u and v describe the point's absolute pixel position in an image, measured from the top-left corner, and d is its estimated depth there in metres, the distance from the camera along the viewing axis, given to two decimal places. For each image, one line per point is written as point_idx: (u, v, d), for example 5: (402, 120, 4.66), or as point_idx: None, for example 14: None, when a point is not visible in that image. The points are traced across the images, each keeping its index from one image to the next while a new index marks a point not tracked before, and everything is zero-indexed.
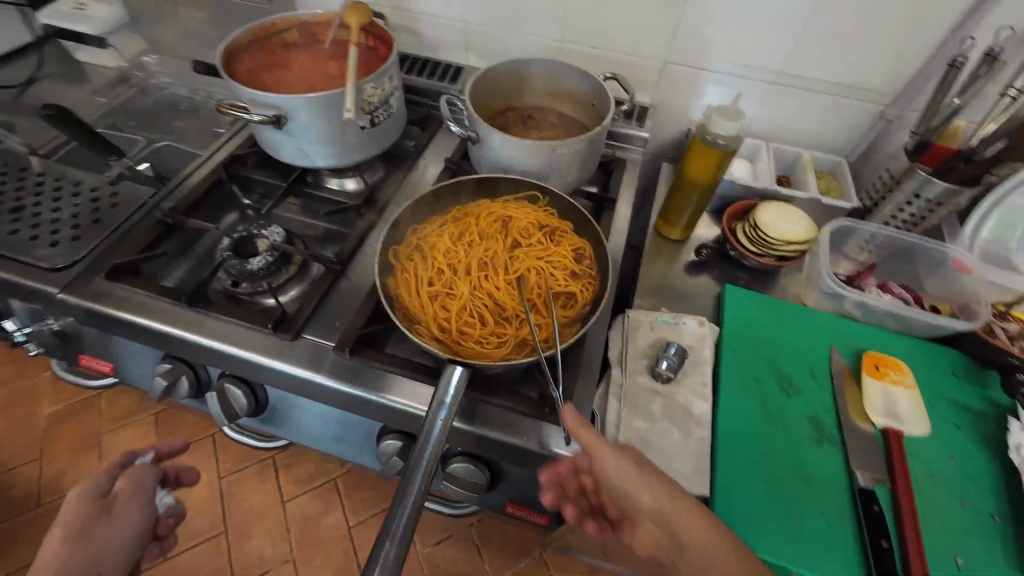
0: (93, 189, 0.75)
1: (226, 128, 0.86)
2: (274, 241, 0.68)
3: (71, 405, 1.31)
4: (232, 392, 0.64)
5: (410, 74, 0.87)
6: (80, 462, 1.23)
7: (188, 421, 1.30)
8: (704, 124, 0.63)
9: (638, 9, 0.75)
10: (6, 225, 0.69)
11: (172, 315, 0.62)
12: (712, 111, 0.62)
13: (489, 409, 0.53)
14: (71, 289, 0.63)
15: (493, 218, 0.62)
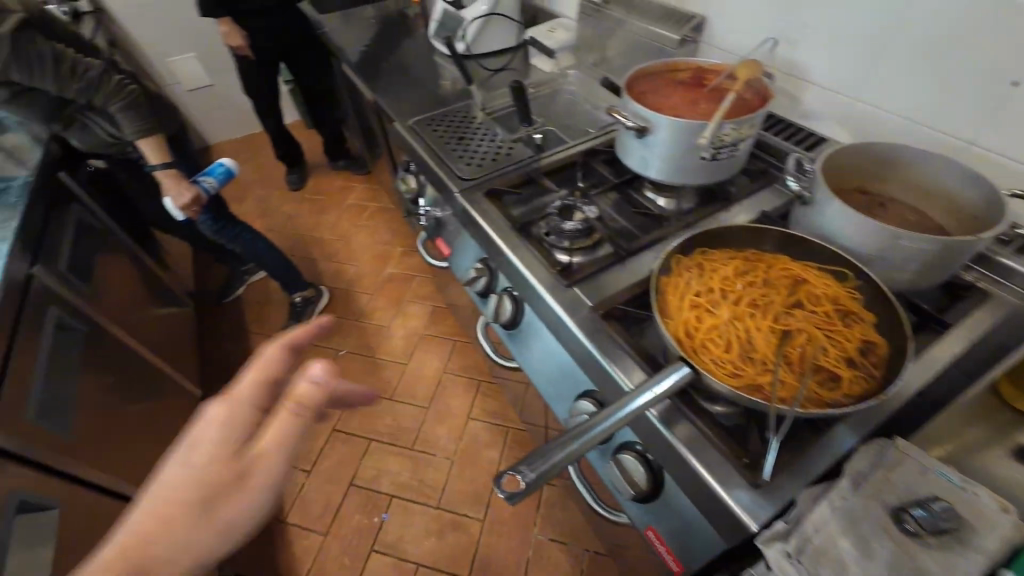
0: (501, 139, 1.08)
1: (596, 129, 1.10)
2: (588, 216, 0.86)
3: (402, 275, 1.93)
4: (504, 303, 0.86)
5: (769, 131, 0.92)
6: (388, 309, 1.80)
7: (448, 324, 1.74)
8: None
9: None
10: (452, 145, 1.08)
11: (502, 232, 0.86)
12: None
13: (688, 426, 0.57)
14: (462, 192, 0.95)
15: (786, 273, 0.62)
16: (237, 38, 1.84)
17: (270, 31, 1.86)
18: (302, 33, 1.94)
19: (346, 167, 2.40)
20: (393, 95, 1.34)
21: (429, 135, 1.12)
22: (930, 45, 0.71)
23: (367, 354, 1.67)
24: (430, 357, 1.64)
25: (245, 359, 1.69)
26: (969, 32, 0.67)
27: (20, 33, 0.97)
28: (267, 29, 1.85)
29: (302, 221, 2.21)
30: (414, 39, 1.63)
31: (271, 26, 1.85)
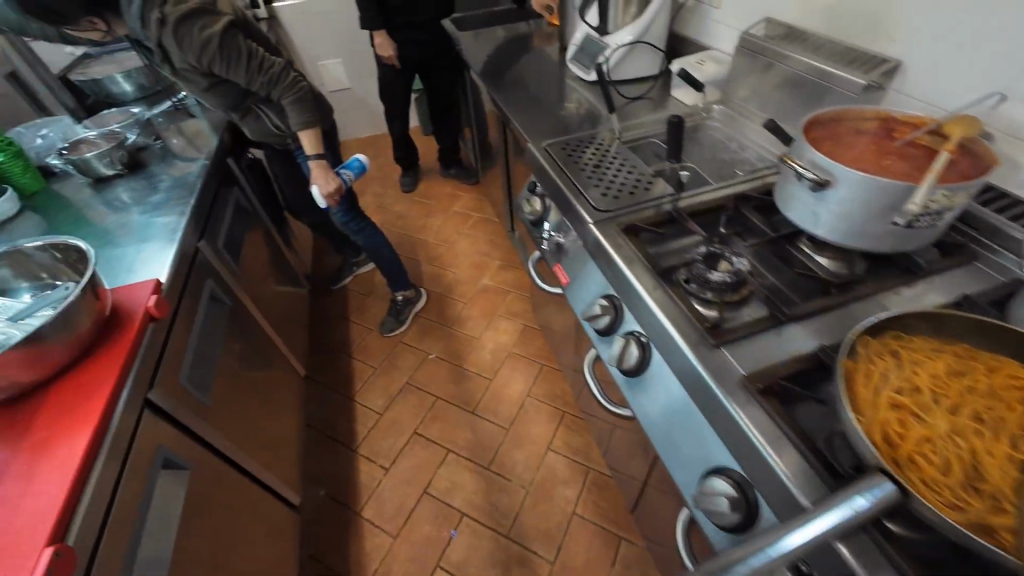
0: (640, 171, 1.03)
1: (746, 172, 1.02)
2: (738, 268, 0.77)
3: (497, 288, 1.94)
4: (629, 348, 0.80)
5: (981, 203, 0.79)
6: (480, 320, 1.82)
7: (537, 345, 1.71)
8: None
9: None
10: (589, 173, 1.05)
11: (640, 273, 0.81)
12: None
13: (884, 559, 0.45)
14: (597, 225, 0.91)
15: (1018, 384, 0.50)
16: (386, 47, 1.99)
17: (416, 44, 2.00)
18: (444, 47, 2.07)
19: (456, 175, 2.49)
20: (527, 116, 1.35)
21: (564, 161, 1.11)
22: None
23: (454, 362, 1.68)
24: (516, 377, 1.61)
25: (344, 346, 1.78)
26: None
27: (227, 34, 1.10)
28: (413, 42, 1.99)
29: (410, 222, 2.32)
30: (549, 62, 1.65)
31: (417, 40, 1.99)
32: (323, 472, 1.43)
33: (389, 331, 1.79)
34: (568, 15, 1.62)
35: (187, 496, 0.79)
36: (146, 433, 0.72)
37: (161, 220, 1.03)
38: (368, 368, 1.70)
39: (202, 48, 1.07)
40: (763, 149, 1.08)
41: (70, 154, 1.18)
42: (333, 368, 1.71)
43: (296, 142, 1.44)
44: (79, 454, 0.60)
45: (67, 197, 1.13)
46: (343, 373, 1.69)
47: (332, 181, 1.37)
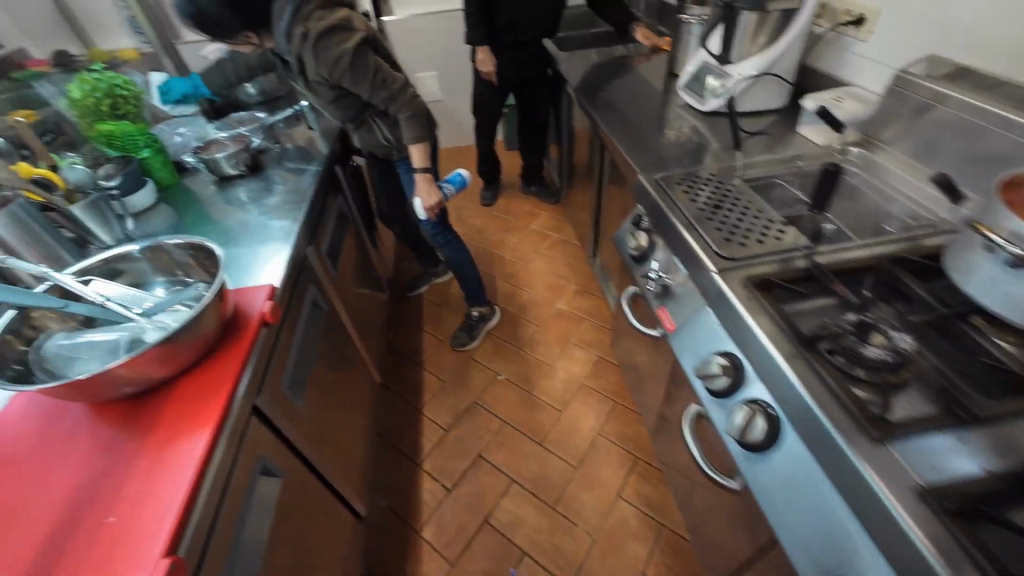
0: (770, 215, 0.94)
1: (898, 229, 0.92)
2: (900, 346, 0.68)
3: (571, 313, 1.88)
4: (755, 419, 0.72)
5: None
6: (552, 345, 1.77)
7: (611, 379, 1.63)
8: None
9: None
10: (708, 213, 0.98)
11: (775, 337, 0.72)
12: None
13: None
14: (721, 274, 0.84)
15: None
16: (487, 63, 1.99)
17: (515, 63, 2.02)
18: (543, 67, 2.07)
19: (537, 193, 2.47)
20: (634, 145, 1.30)
21: (679, 198, 1.04)
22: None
23: (524, 386, 1.64)
24: (588, 411, 1.54)
25: (415, 354, 1.80)
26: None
27: (359, 50, 1.16)
28: (513, 61, 2.01)
29: (487, 236, 2.32)
30: (655, 88, 1.59)
31: (518, 59, 2.00)
32: (387, 481, 1.43)
33: (461, 345, 1.78)
34: (681, 41, 1.56)
35: (279, 503, 0.79)
36: (251, 440, 0.73)
37: (277, 223, 1.07)
38: (437, 381, 1.69)
39: (335, 63, 1.14)
40: (914, 203, 0.96)
41: (202, 153, 1.26)
42: (404, 376, 1.73)
43: (400, 154, 1.49)
44: (200, 457, 0.61)
45: (195, 192, 1.22)
46: (413, 382, 1.70)
47: (433, 195, 1.45)
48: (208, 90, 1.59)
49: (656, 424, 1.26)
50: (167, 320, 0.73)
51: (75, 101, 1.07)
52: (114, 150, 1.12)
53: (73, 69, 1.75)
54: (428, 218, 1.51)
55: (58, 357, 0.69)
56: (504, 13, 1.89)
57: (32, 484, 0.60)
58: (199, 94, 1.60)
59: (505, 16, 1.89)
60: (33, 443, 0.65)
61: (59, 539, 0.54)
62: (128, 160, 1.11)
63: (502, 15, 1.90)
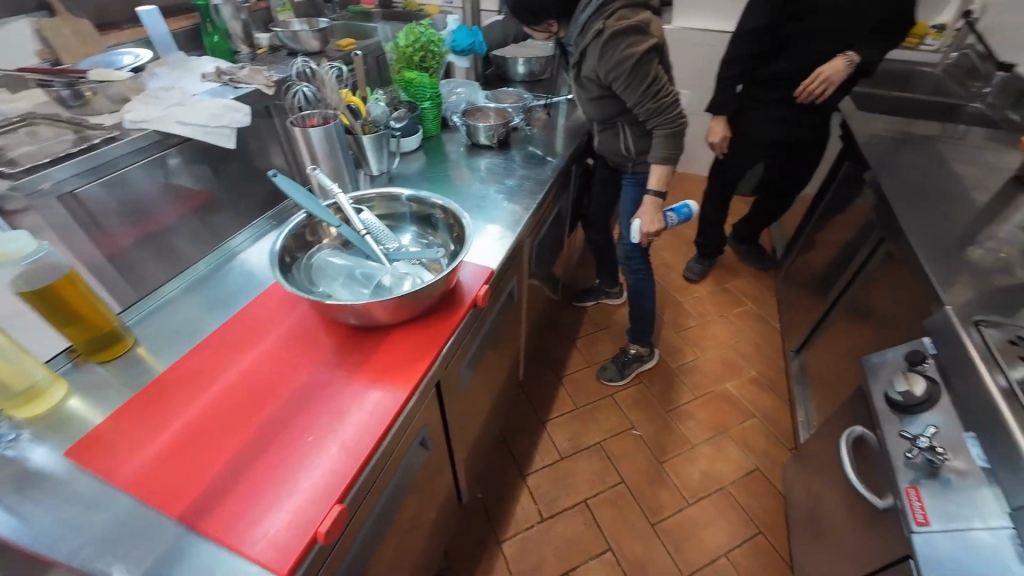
0: None
1: None
2: None
3: (738, 400, 1.62)
4: None
5: None
6: (704, 427, 1.55)
7: (761, 501, 1.36)
8: None
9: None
10: None
11: None
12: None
13: None
14: None
15: None
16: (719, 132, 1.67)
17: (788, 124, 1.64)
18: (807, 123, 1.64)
19: (746, 252, 2.15)
20: (934, 252, 1.00)
21: (1009, 362, 0.75)
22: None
23: (656, 454, 1.47)
24: (718, 523, 1.31)
25: (559, 366, 1.75)
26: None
27: (644, 59, 1.08)
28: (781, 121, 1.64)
29: (672, 275, 2.13)
30: (979, 192, 1.22)
31: (787, 119, 1.63)
32: (489, 474, 1.43)
33: (606, 378, 1.67)
34: None
35: (417, 475, 0.82)
36: (421, 413, 0.76)
37: (508, 206, 1.08)
38: (570, 403, 1.62)
39: (617, 63, 1.09)
40: None
41: (468, 117, 1.36)
42: (541, 381, 1.70)
43: (632, 169, 1.40)
44: (389, 416, 0.64)
45: (447, 147, 1.32)
46: (547, 391, 1.67)
47: (658, 222, 1.34)
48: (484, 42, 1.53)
49: None
50: (405, 271, 0.78)
51: (398, 48, 1.23)
52: (407, 95, 1.27)
53: (391, 14, 2.04)
54: (639, 242, 1.40)
55: (318, 266, 0.80)
56: (781, 58, 1.54)
57: (269, 367, 0.70)
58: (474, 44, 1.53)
59: (788, 61, 1.52)
60: (279, 330, 0.76)
61: (273, 426, 0.62)
62: (413, 108, 1.27)
63: (787, 60, 1.53)
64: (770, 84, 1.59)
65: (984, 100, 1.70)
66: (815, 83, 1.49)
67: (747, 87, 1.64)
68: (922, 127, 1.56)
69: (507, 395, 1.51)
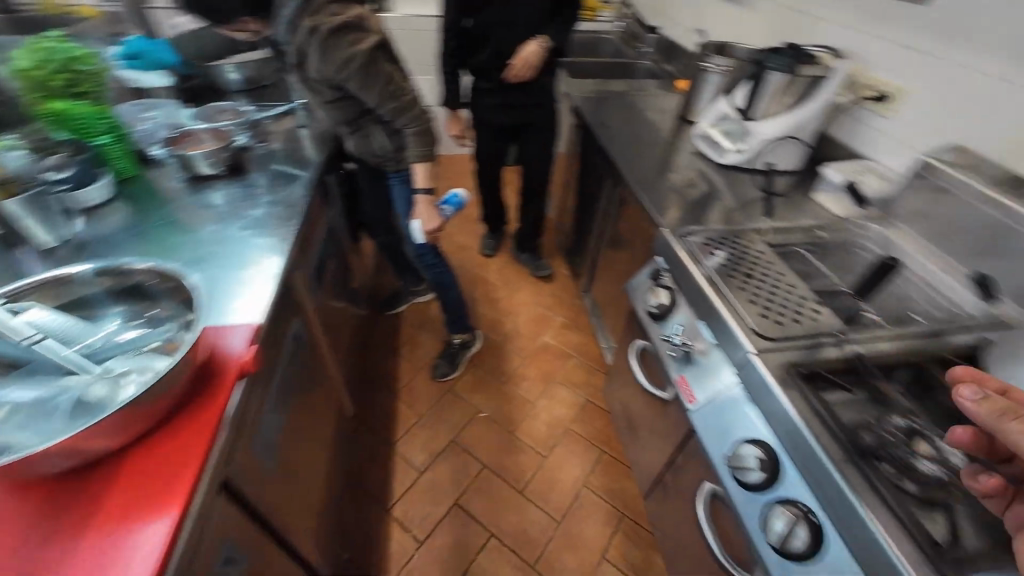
0: (800, 297, 0.89)
1: (922, 318, 0.89)
2: (942, 458, 0.65)
3: (557, 348, 1.81)
4: (796, 527, 0.67)
5: None
6: (538, 383, 1.68)
7: (598, 425, 1.56)
8: None
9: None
10: (738, 281, 0.93)
11: (818, 429, 0.68)
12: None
13: None
14: (759, 354, 0.78)
15: None
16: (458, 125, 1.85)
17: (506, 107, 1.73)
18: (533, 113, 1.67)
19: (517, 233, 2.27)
20: (648, 187, 1.25)
21: (707, 259, 0.98)
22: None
23: (506, 426, 1.54)
24: (574, 460, 1.46)
25: (390, 381, 1.66)
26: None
27: (371, 57, 1.04)
28: (500, 109, 1.74)
29: (472, 255, 2.22)
30: (663, 131, 1.57)
31: (506, 105, 1.72)
32: (351, 528, 1.29)
33: (441, 375, 1.66)
34: (700, 88, 1.53)
35: None
36: (213, 526, 0.61)
37: (260, 241, 0.92)
38: (413, 414, 1.57)
39: (341, 64, 1.01)
40: (931, 295, 0.94)
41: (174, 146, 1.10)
42: (375, 405, 1.59)
43: (395, 167, 1.35)
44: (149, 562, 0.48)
45: (160, 188, 1.05)
46: (387, 412, 1.57)
47: (436, 216, 1.34)
48: (167, 57, 1.34)
49: (651, 485, 1.21)
50: (123, 368, 0.59)
51: (23, 71, 0.91)
52: (66, 133, 0.95)
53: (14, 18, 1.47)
54: (425, 241, 1.39)
55: None
56: (486, 49, 1.62)
57: None
58: (156, 61, 1.33)
59: (492, 50, 1.60)
60: None
61: None
62: (82, 149, 0.96)
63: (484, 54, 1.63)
64: (484, 74, 1.68)
65: (648, 59, 2.16)
66: (523, 70, 1.60)
67: (472, 77, 1.74)
68: (617, 85, 1.91)
69: (342, 437, 1.37)
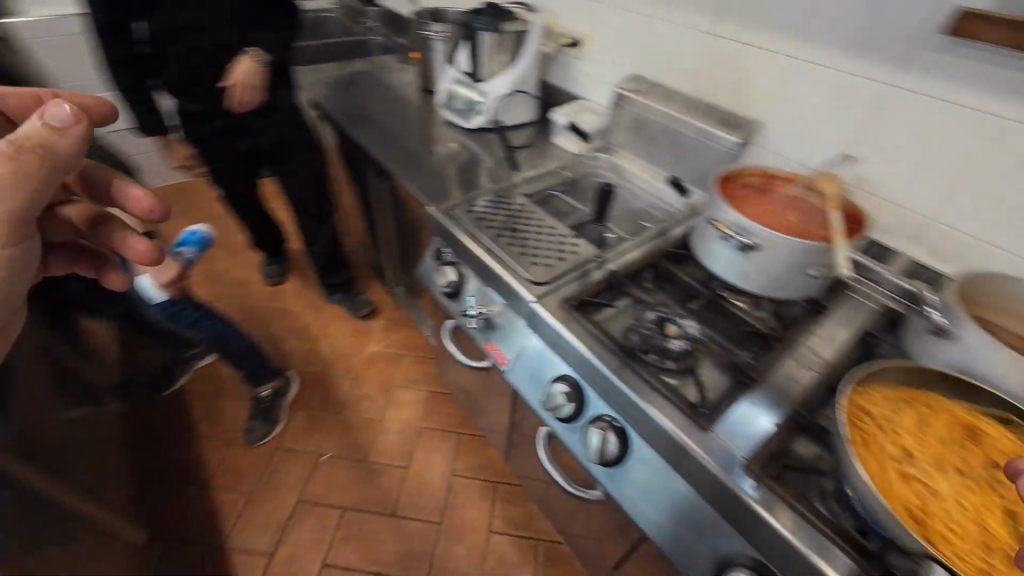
0: (560, 236, 0.98)
1: (651, 223, 1.06)
2: (685, 331, 0.80)
3: (386, 353, 1.71)
4: (607, 436, 0.74)
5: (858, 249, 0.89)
6: (377, 397, 1.57)
7: (448, 411, 1.55)
8: None
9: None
10: (507, 238, 0.97)
11: (597, 348, 0.76)
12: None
13: None
14: (540, 301, 0.83)
15: (953, 421, 0.59)
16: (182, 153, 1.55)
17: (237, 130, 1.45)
18: (255, 117, 1.42)
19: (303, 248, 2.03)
20: (408, 170, 1.21)
21: (475, 225, 1.00)
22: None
23: (356, 456, 1.41)
24: (436, 455, 1.43)
25: (197, 471, 1.36)
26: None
27: None
28: (222, 130, 1.45)
29: (257, 289, 1.91)
30: (411, 107, 1.53)
31: (230, 122, 1.44)
32: None
33: (261, 437, 1.43)
34: (431, 57, 1.53)
35: None
36: None
37: None
38: (239, 495, 1.32)
39: None
40: (652, 202, 1.13)
41: None
42: (184, 508, 1.28)
43: None
44: None
45: None
46: (204, 510, 1.29)
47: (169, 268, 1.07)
48: None
49: (508, 446, 1.26)
50: None
51: None
52: None
53: None
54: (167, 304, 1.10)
55: None
56: (170, 56, 1.31)
57: None
58: None
59: (176, 53, 1.30)
60: None
61: None
62: None
63: (169, 62, 1.31)
64: (178, 84, 1.36)
65: (377, 34, 2.06)
66: (246, 95, 1.35)
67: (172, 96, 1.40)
68: (351, 67, 1.78)
69: None
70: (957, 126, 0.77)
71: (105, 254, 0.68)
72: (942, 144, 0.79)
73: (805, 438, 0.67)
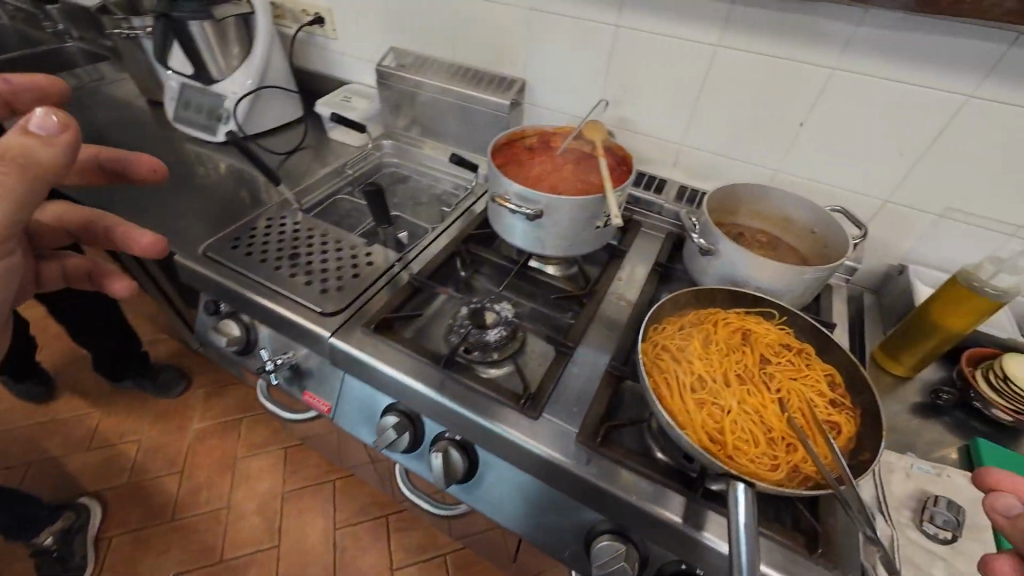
0: (350, 249, 0.86)
1: (451, 207, 1.00)
2: (505, 316, 0.74)
3: (217, 425, 1.42)
4: (449, 453, 0.66)
5: (637, 186, 0.95)
6: (218, 482, 1.31)
7: (312, 462, 1.36)
8: (969, 268, 0.65)
9: (903, 146, 0.74)
10: (286, 267, 0.81)
11: (413, 369, 0.68)
12: (982, 262, 0.65)
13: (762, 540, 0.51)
14: (338, 333, 0.72)
15: (733, 329, 0.64)
16: None
17: None
18: None
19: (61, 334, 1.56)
20: (144, 213, 0.94)
21: (243, 263, 0.82)
22: (748, 98, 0.81)
23: (209, 561, 1.17)
24: (310, 517, 1.25)
25: None
26: (781, 82, 0.77)
27: None
28: None
29: (6, 409, 1.42)
30: (139, 129, 1.20)
31: None
32: None
33: None
34: (148, 62, 1.21)
35: None
36: None
37: None
38: None
39: None
40: (449, 183, 1.06)
41: None
42: None
43: None
44: None
45: None
46: None
47: None
48: None
49: (382, 479, 1.14)
50: None
51: None
52: None
53: None
54: None
55: None
56: None
57: None
58: None
59: None
60: None
61: None
62: None
63: None
64: None
65: (70, 37, 1.57)
66: None
67: None
68: None
69: None
70: (680, 57, 0.82)
71: (99, 262, 0.68)
72: (672, 76, 0.85)
73: (628, 386, 0.69)
